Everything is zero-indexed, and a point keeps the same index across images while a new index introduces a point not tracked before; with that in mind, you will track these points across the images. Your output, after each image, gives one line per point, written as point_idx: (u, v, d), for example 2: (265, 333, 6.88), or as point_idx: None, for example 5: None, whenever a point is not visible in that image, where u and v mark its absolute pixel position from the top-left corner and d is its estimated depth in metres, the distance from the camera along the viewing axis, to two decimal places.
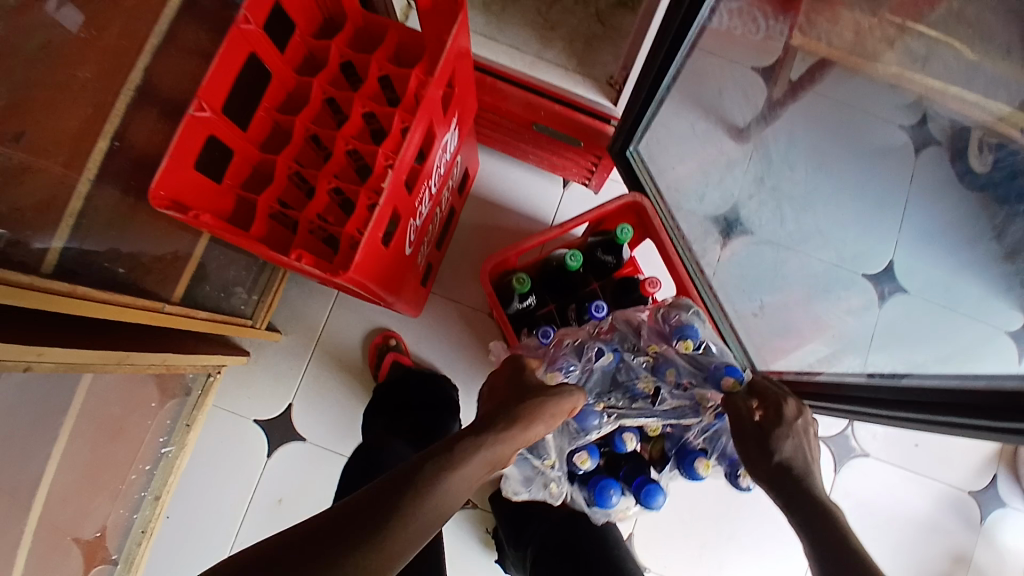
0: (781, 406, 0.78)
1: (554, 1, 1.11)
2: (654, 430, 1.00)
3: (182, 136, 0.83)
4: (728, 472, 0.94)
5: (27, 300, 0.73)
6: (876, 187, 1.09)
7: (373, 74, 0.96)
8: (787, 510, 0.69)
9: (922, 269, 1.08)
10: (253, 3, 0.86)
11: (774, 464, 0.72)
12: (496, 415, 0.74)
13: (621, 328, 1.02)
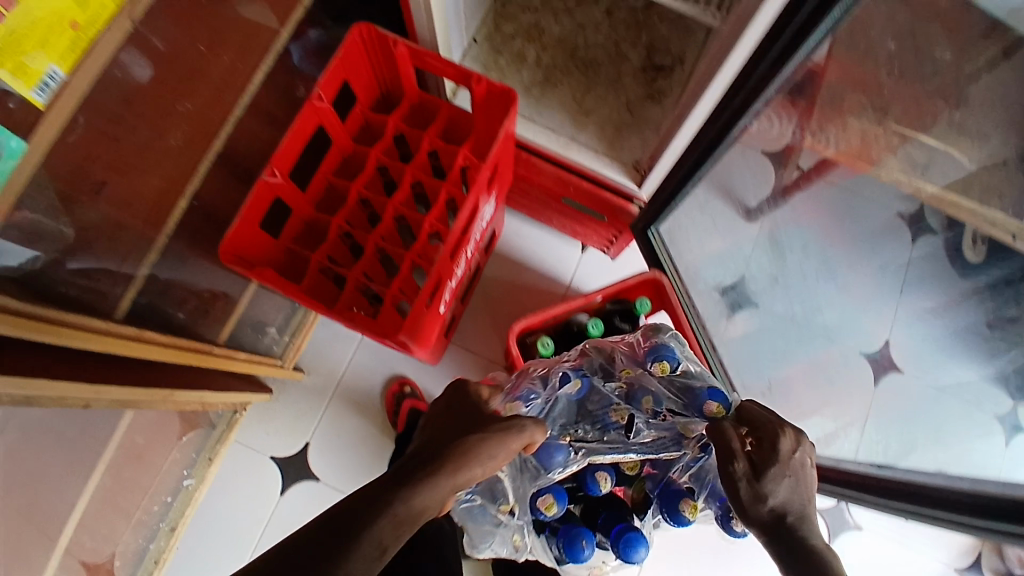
0: (776, 440, 0.69)
1: (589, 89, 1.21)
2: (631, 470, 0.94)
3: (254, 199, 0.91)
4: (719, 514, 0.87)
5: (104, 345, 0.76)
6: (878, 279, 1.24)
7: (424, 149, 1.05)
8: (779, 562, 0.64)
9: (919, 346, 1.26)
10: (327, 82, 0.95)
11: (765, 510, 0.66)
12: (429, 456, 0.66)
13: (594, 358, 1.05)
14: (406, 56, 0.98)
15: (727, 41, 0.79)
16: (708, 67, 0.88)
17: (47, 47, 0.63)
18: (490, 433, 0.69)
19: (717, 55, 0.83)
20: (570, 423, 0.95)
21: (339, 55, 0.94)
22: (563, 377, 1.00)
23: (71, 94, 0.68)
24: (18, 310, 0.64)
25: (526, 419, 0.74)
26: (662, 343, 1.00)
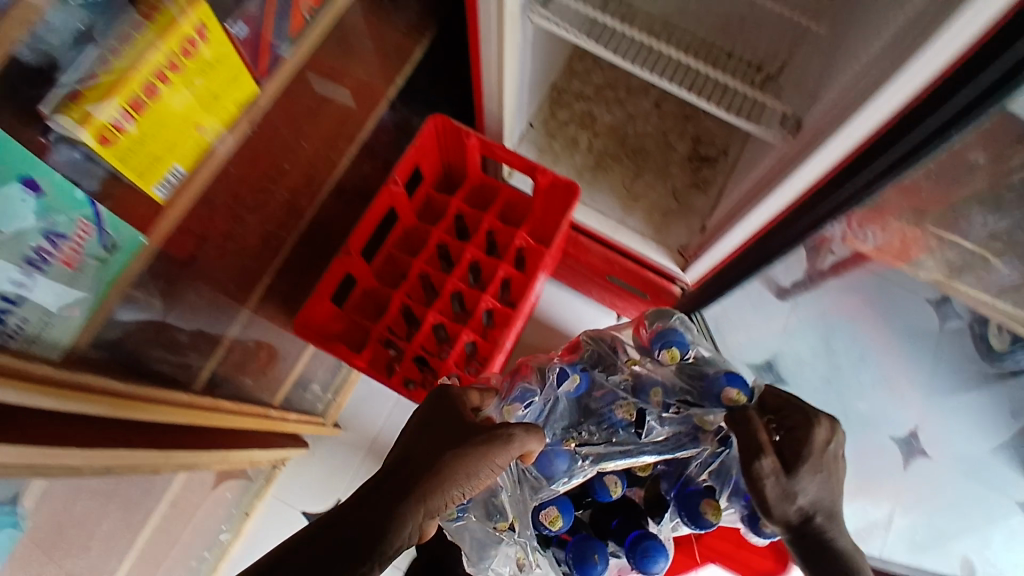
0: (808, 434, 0.72)
1: (638, 175, 1.27)
2: (644, 471, 0.92)
3: (328, 275, 0.97)
4: (745, 514, 0.82)
5: (184, 415, 0.79)
6: (914, 368, 1.30)
7: (485, 230, 1.11)
8: (807, 562, 0.70)
9: (940, 432, 1.32)
10: (402, 168, 1.02)
11: (798, 509, 0.70)
12: (406, 475, 0.63)
13: (594, 349, 1.01)
14: (476, 146, 1.06)
15: (788, 159, 0.84)
16: (760, 181, 0.93)
17: (170, 150, 0.60)
18: (468, 455, 0.64)
19: (774, 170, 0.88)
20: (575, 424, 0.91)
21: (415, 143, 1.02)
22: (561, 374, 0.94)
23: (187, 194, 0.65)
24: (113, 386, 0.66)
25: (515, 427, 0.69)
26: (669, 329, 0.96)
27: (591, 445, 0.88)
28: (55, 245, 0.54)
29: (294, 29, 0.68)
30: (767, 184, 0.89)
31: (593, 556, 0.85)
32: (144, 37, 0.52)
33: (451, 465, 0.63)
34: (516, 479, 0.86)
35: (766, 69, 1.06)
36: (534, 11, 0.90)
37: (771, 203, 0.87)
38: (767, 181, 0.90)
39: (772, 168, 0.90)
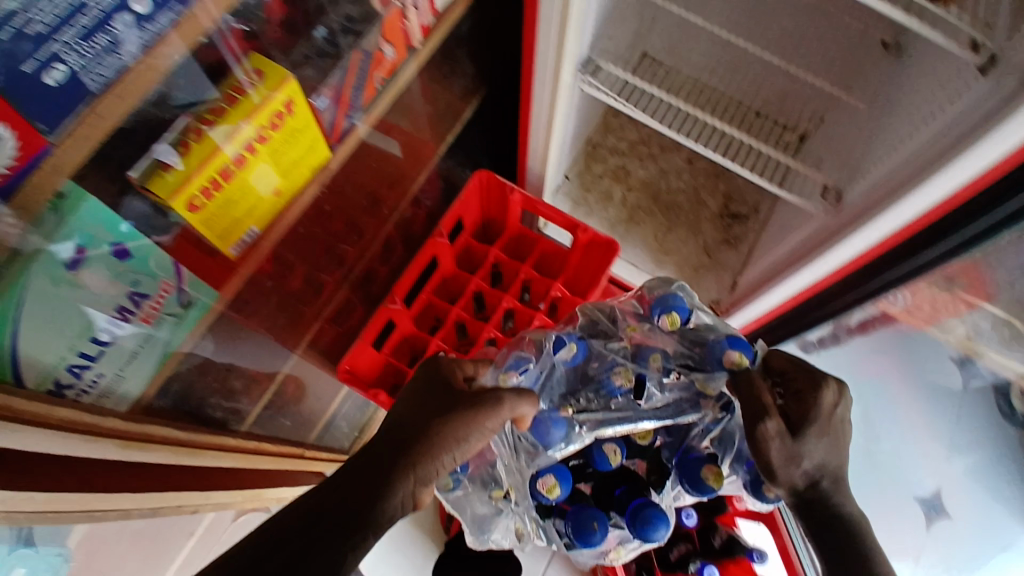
0: (816, 397, 0.68)
1: (670, 230, 1.30)
2: (643, 438, 0.89)
3: (373, 322, 1.03)
4: (748, 480, 0.79)
5: (229, 458, 0.81)
6: (935, 428, 1.27)
7: (523, 282, 1.14)
8: (811, 533, 0.68)
9: (961, 494, 1.27)
10: (447, 221, 1.08)
11: (804, 475, 0.67)
12: (398, 445, 0.63)
13: (593, 316, 0.96)
14: (518, 202, 1.10)
15: (828, 232, 0.86)
16: (795, 249, 0.95)
17: (249, 212, 0.63)
18: (459, 431, 0.65)
19: (812, 240, 0.91)
20: (572, 393, 0.90)
21: (462, 198, 1.09)
22: (562, 345, 0.90)
23: (260, 251, 0.68)
24: (167, 434, 0.66)
25: (506, 392, 0.70)
26: (669, 293, 0.89)
27: (589, 415, 0.86)
28: (138, 304, 0.56)
29: (365, 99, 0.73)
30: (803, 253, 0.92)
31: (590, 523, 0.83)
32: (237, 110, 0.56)
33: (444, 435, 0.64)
34: (510, 447, 0.86)
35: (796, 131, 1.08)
36: (586, 81, 0.95)
37: (801, 275, 0.90)
38: (802, 250, 0.93)
39: (809, 238, 0.92)
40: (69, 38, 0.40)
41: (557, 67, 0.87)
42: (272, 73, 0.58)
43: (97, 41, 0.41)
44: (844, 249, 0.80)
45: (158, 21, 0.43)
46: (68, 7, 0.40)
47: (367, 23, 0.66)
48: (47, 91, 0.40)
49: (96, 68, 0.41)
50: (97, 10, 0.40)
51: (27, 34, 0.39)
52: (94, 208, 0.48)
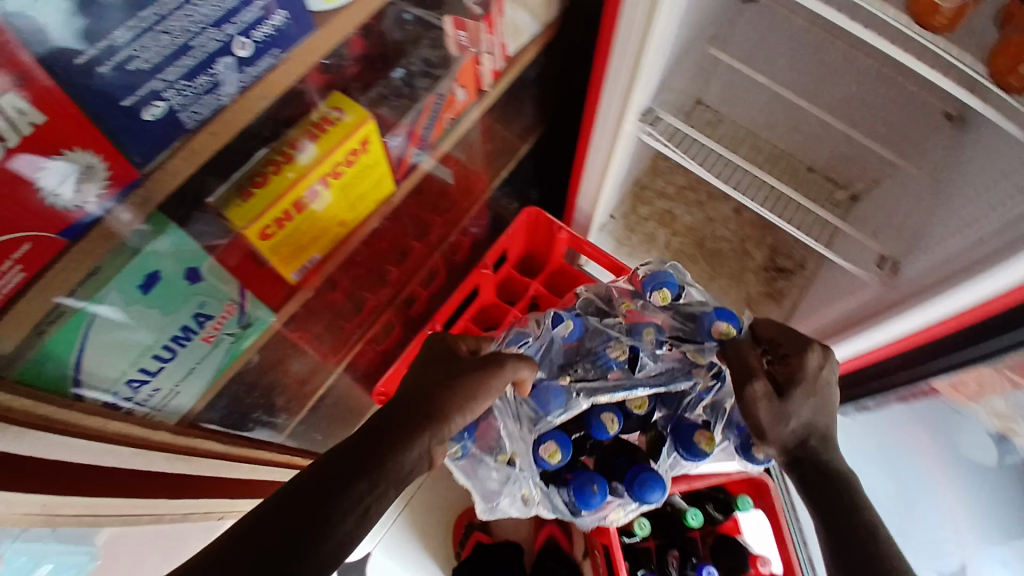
0: (800, 360, 0.67)
1: (714, 278, 1.29)
2: (639, 409, 0.84)
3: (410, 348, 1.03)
4: (739, 444, 0.78)
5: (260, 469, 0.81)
6: (966, 497, 1.20)
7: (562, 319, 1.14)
8: (803, 491, 0.65)
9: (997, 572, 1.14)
10: (494, 252, 1.10)
11: (790, 433, 0.65)
12: (398, 411, 0.59)
13: (590, 296, 0.97)
14: (565, 240, 1.10)
15: (883, 303, 0.85)
16: (848, 316, 0.93)
17: (314, 240, 0.65)
18: (462, 387, 0.62)
19: (863, 309, 0.90)
20: (569, 364, 0.89)
21: (510, 231, 1.10)
22: (557, 317, 0.89)
23: (319, 277, 0.69)
24: (206, 449, 0.66)
25: (508, 356, 0.69)
26: (660, 270, 0.90)
27: (585, 385, 0.84)
28: (201, 326, 0.55)
29: (433, 138, 0.77)
30: (855, 318, 0.91)
31: (594, 487, 0.79)
32: (321, 145, 0.58)
33: (449, 389, 0.62)
34: (509, 414, 0.82)
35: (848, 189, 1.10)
36: (645, 132, 0.96)
37: (852, 342, 0.90)
38: (855, 316, 0.91)
39: (861, 306, 0.91)
40: (171, 77, 0.39)
41: (622, 114, 0.90)
42: (351, 111, 0.60)
43: (199, 82, 0.40)
44: (898, 321, 0.80)
45: (259, 64, 0.43)
46: (174, 47, 0.38)
47: (445, 67, 0.71)
48: (142, 126, 0.39)
49: (194, 106, 0.41)
50: (202, 51, 0.39)
51: (125, 70, 0.36)
52: (175, 234, 0.49)
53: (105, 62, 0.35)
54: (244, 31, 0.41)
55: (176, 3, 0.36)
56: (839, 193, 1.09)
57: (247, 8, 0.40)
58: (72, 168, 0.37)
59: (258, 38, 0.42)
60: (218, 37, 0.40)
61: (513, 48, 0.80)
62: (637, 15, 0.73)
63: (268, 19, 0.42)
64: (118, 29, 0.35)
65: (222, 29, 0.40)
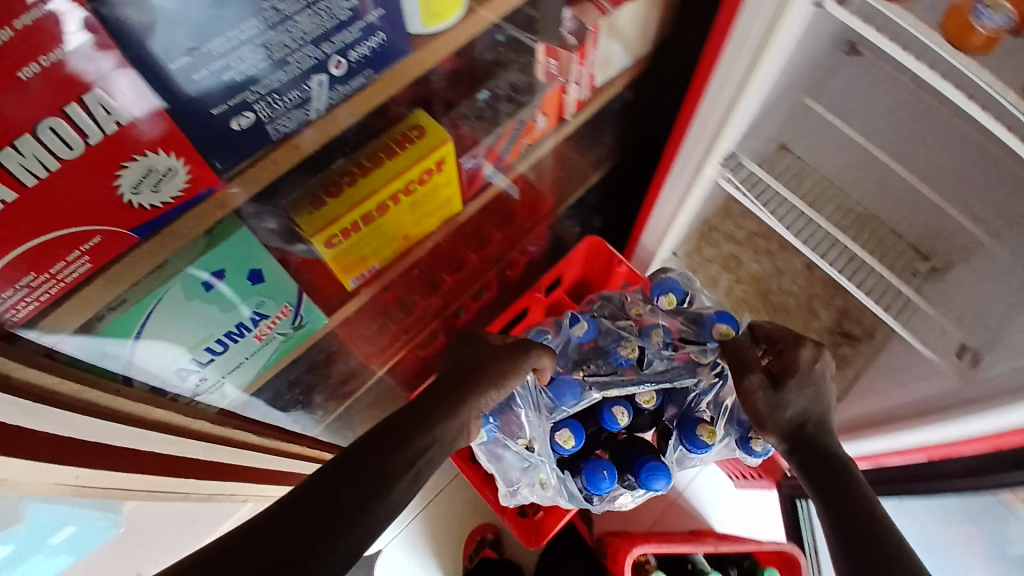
0: (794, 353, 0.76)
1: None
2: (648, 404, 0.90)
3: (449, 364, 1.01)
4: (738, 436, 0.87)
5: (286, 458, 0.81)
6: None
7: None
8: (800, 473, 0.70)
9: None
10: (550, 276, 1.08)
11: (787, 420, 0.72)
12: (441, 392, 0.72)
13: (604, 302, 1.04)
14: (624, 273, 1.08)
15: (958, 397, 0.79)
16: (917, 404, 0.86)
17: (376, 252, 0.65)
18: (491, 371, 0.75)
19: (936, 399, 0.83)
20: (583, 362, 0.95)
21: (568, 258, 1.07)
22: (574, 321, 0.96)
23: (374, 286, 0.69)
24: (240, 438, 0.68)
25: (531, 344, 0.81)
26: (668, 278, 0.96)
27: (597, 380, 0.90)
28: (256, 324, 0.56)
29: (508, 162, 0.78)
30: (925, 409, 0.83)
31: (602, 472, 0.85)
32: (396, 161, 0.58)
33: (478, 373, 0.75)
34: (528, 402, 0.88)
35: (932, 259, 0.98)
36: (724, 176, 0.93)
37: (918, 435, 0.83)
38: (925, 406, 0.84)
39: (931, 394, 0.85)
40: (262, 90, 0.39)
41: (702, 155, 0.87)
42: (432, 131, 0.60)
43: (290, 96, 0.41)
44: (977, 421, 0.73)
45: (350, 83, 0.44)
46: (270, 61, 0.38)
47: (530, 93, 0.71)
48: (228, 134, 0.39)
49: (281, 120, 0.41)
50: (298, 66, 0.39)
51: (220, 79, 0.37)
52: (242, 239, 0.48)
53: (202, 69, 0.35)
54: (342, 50, 0.41)
55: (280, 19, 0.36)
56: (918, 262, 0.99)
57: (347, 30, 0.40)
58: (154, 170, 0.37)
59: (353, 58, 0.42)
60: (315, 55, 0.40)
61: (601, 79, 0.81)
62: (740, 56, 0.71)
63: (367, 40, 0.42)
64: (218, 39, 0.35)
65: (320, 48, 0.40)
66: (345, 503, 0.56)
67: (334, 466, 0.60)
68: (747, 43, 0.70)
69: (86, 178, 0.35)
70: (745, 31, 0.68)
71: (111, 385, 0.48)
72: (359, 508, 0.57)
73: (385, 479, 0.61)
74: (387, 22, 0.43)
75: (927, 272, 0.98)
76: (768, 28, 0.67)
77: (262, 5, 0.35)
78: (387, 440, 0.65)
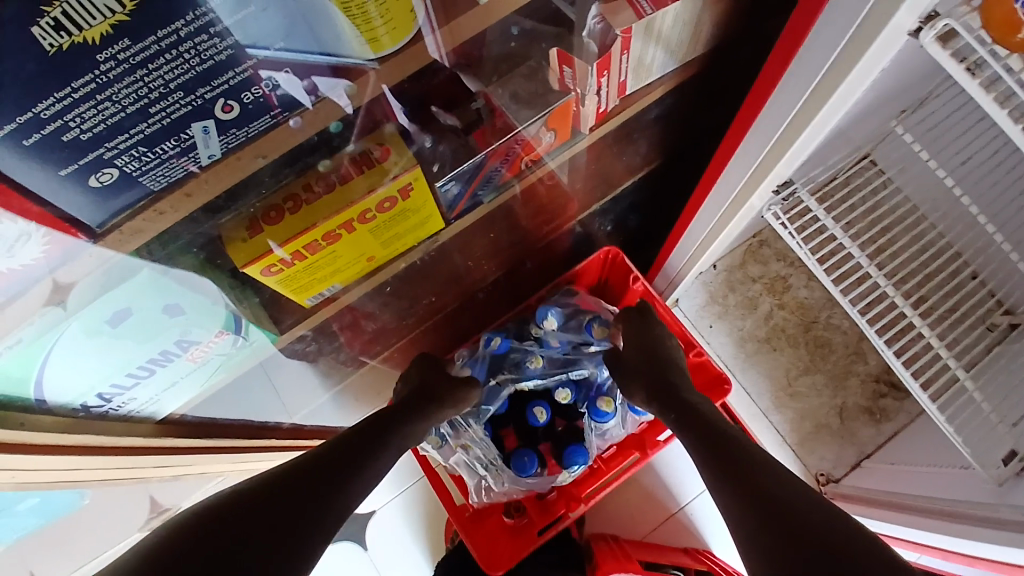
0: (648, 327, 0.83)
1: (807, 371, 1.09)
2: (565, 401, 0.87)
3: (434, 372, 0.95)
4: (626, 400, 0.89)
5: (252, 458, 0.79)
6: None
7: None
8: (669, 423, 0.66)
9: None
10: (554, 282, 0.98)
11: (653, 381, 0.72)
12: (413, 399, 0.76)
13: (515, 325, 0.99)
14: (638, 292, 0.97)
15: (979, 510, 0.66)
16: (934, 501, 0.73)
17: (335, 273, 0.60)
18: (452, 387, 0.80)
19: (956, 503, 0.70)
20: (497, 370, 0.91)
21: (578, 267, 0.97)
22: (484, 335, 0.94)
23: (339, 299, 0.66)
24: (191, 444, 0.66)
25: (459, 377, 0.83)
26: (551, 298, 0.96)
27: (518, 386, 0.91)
28: (184, 348, 0.56)
29: (503, 176, 0.70)
30: (939, 510, 0.71)
31: (525, 457, 0.83)
32: (344, 190, 0.51)
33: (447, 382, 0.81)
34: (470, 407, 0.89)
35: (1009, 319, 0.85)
36: (772, 210, 0.81)
37: (931, 534, 0.71)
38: (946, 507, 0.70)
39: (950, 493, 0.72)
40: (120, 145, 0.34)
41: (746, 181, 0.74)
42: (397, 149, 0.52)
43: (164, 148, 0.36)
44: (1000, 550, 0.60)
45: (242, 124, 0.39)
46: (126, 115, 0.32)
47: (536, 105, 0.62)
48: (87, 188, 0.36)
49: (155, 172, 0.38)
50: (166, 117, 0.34)
51: (60, 139, 0.32)
52: (151, 277, 0.47)
53: (32, 134, 0.30)
54: (231, 92, 0.36)
55: (126, 72, 0.30)
56: (996, 315, 0.86)
57: (234, 70, 0.35)
58: (4, 238, 0.35)
59: (249, 99, 0.37)
60: (191, 101, 0.35)
61: (634, 88, 0.68)
62: (803, 86, 0.58)
63: (275, 73, 0.38)
64: (45, 101, 0.29)
65: (195, 94, 0.34)
66: (342, 470, 0.58)
67: (326, 444, 0.62)
68: (813, 74, 0.57)
69: None
70: (813, 57, 0.55)
71: (15, 420, 0.44)
72: (349, 469, 0.59)
73: (374, 454, 0.64)
74: (317, 36, 0.38)
75: (1007, 328, 0.84)
76: (841, 61, 0.53)
77: (95, 59, 0.28)
78: (364, 429, 0.67)
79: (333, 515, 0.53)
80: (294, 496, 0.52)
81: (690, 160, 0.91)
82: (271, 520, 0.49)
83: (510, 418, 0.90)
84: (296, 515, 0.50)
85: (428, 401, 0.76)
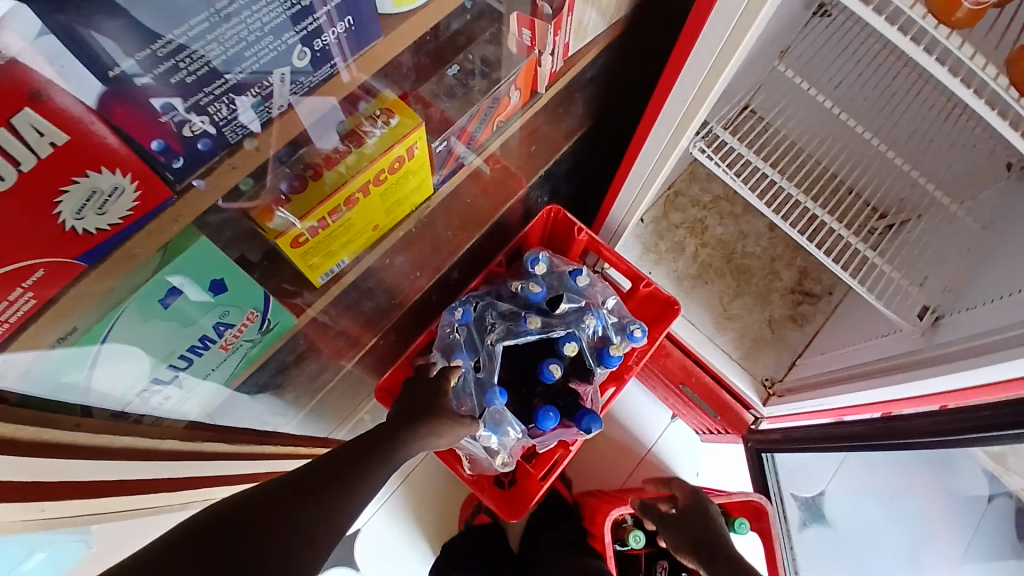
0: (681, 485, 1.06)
1: (738, 295, 1.23)
2: (574, 352, 0.86)
3: (421, 343, 0.96)
4: (620, 335, 0.93)
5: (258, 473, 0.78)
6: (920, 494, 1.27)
7: None
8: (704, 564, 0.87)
9: None
10: (511, 245, 1.01)
11: (693, 529, 0.93)
12: (405, 412, 0.76)
13: (489, 288, 0.99)
14: (586, 242, 1.03)
15: (915, 355, 0.79)
16: (872, 364, 0.87)
17: (347, 244, 0.68)
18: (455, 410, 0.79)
19: (892, 358, 0.84)
20: (484, 335, 0.91)
21: (526, 230, 1.01)
22: (448, 309, 0.91)
23: (339, 284, 0.73)
24: (212, 448, 0.72)
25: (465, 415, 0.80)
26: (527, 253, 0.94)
27: (511, 356, 0.90)
28: (221, 333, 0.61)
29: (480, 139, 0.78)
30: (880, 367, 0.85)
31: (547, 411, 0.82)
32: (357, 153, 0.60)
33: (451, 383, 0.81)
34: (469, 388, 0.86)
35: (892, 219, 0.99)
36: (698, 146, 0.93)
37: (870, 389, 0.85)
38: (884, 365, 0.84)
39: (885, 353, 0.86)
40: (216, 91, 0.44)
41: (678, 127, 0.84)
42: (364, 155, 0.60)
43: (252, 95, 0.46)
44: (937, 382, 0.73)
45: (308, 71, 0.49)
46: (225, 57, 0.42)
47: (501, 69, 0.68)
48: (183, 139, 0.44)
49: (237, 123, 0.47)
50: (256, 62, 0.45)
51: (170, 81, 0.40)
52: (202, 248, 0.52)
53: (148, 73, 0.39)
54: (306, 40, 0.47)
55: (234, 10, 0.40)
56: (875, 220, 1.00)
57: (313, 16, 0.45)
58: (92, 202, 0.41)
59: (320, 46, 0.48)
60: (276, 47, 0.45)
61: (576, 48, 0.76)
62: (722, 30, 0.66)
63: (336, 25, 0.47)
64: (166, 37, 0.38)
65: (280, 39, 0.45)
66: (323, 483, 0.59)
67: (314, 462, 0.63)
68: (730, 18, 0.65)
69: (29, 213, 0.38)
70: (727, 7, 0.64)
71: (71, 421, 0.54)
72: (333, 476, 0.61)
73: (366, 461, 0.65)
74: (356, 7, 0.47)
75: (885, 229, 1.00)
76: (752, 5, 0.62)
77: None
78: (351, 447, 0.67)
79: (322, 518, 0.55)
80: (277, 515, 0.53)
81: (614, 119, 1.01)
82: (243, 537, 0.50)
83: (515, 387, 0.89)
84: (266, 525, 0.52)
85: (410, 411, 0.76)
